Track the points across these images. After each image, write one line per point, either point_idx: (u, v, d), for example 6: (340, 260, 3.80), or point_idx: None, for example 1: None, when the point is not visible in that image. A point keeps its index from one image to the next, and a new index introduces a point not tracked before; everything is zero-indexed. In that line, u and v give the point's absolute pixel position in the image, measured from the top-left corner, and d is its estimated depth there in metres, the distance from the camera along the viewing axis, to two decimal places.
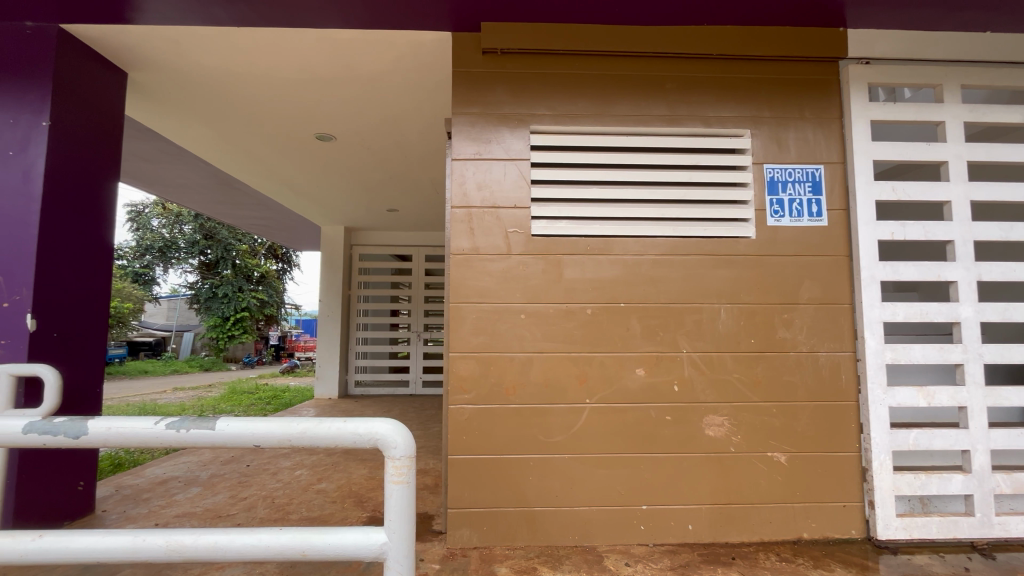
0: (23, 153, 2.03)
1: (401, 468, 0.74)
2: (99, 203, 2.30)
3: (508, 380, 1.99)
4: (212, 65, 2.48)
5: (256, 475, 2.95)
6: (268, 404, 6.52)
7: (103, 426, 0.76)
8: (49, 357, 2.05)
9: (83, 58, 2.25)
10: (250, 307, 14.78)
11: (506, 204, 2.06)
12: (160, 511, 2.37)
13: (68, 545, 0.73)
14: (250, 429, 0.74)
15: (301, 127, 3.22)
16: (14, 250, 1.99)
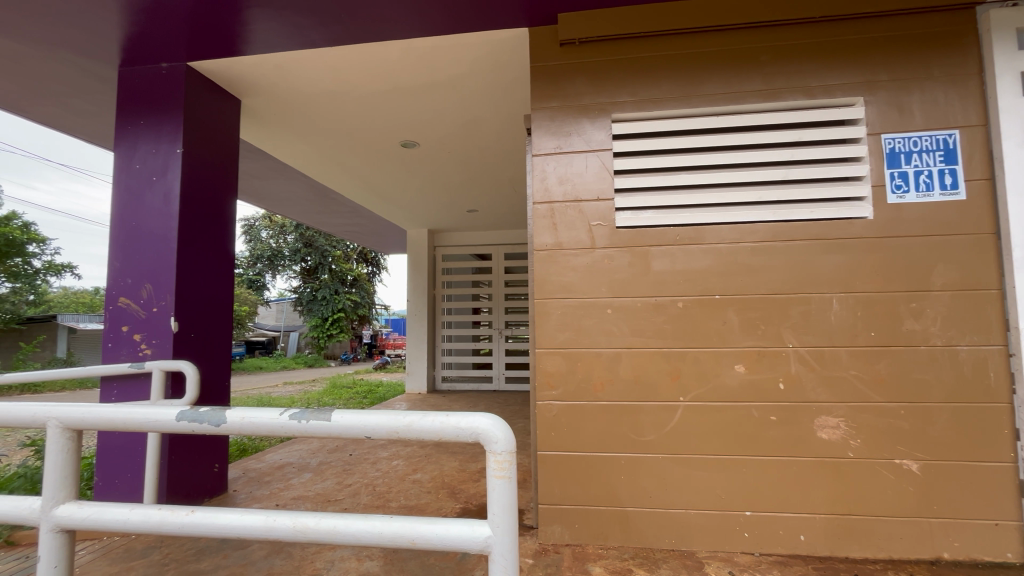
0: (164, 177, 2.34)
1: (503, 462, 0.74)
2: (221, 218, 2.59)
3: (596, 377, 1.95)
4: (309, 86, 2.69)
5: (358, 464, 3.17)
6: (364, 398, 6.99)
7: (237, 417, 0.83)
8: (188, 355, 2.35)
9: (206, 90, 2.54)
10: (344, 308, 16.40)
11: (589, 197, 2.02)
12: (280, 493, 2.62)
13: (217, 520, 0.82)
14: (361, 420, 0.78)
15: (388, 136, 3.40)
16: (160, 262, 2.29)
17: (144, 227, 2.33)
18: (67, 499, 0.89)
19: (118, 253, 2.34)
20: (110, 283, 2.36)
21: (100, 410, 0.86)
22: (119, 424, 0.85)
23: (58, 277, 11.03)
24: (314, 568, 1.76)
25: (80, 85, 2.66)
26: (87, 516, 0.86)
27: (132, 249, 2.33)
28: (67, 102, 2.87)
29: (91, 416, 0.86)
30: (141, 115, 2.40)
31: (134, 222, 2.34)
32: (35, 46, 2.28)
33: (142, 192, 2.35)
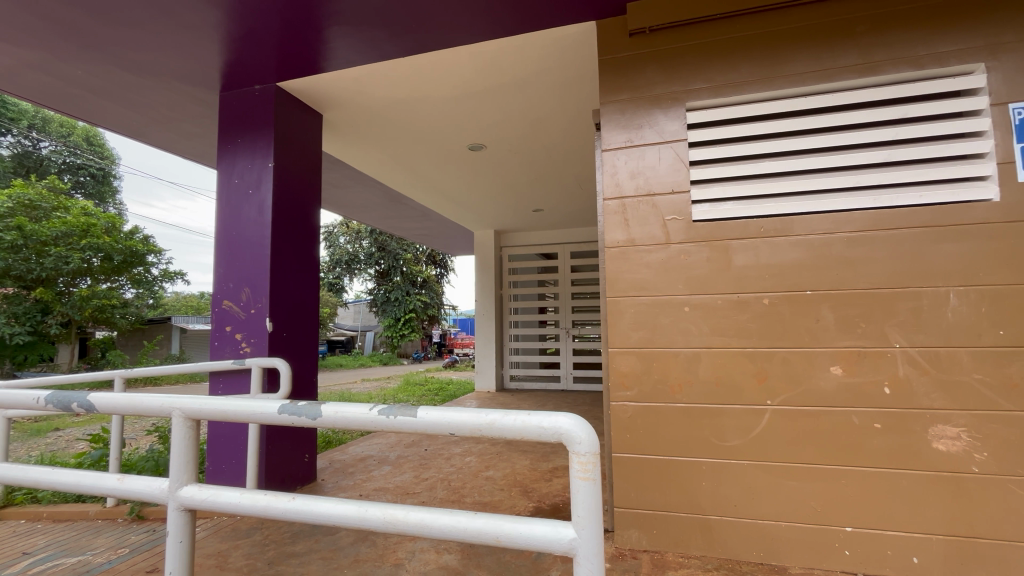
0: (258, 190, 2.55)
1: (587, 464, 0.73)
2: (307, 225, 2.79)
3: (673, 378, 1.87)
4: (383, 96, 2.82)
5: (433, 459, 3.28)
6: (436, 395, 7.24)
7: (331, 412, 0.88)
8: (282, 353, 2.55)
9: (291, 107, 2.74)
10: (415, 308, 17.16)
11: (663, 190, 1.94)
12: (363, 484, 2.78)
13: (314, 508, 0.86)
14: (446, 417, 0.79)
15: (456, 141, 3.48)
16: (256, 267, 2.51)
17: (243, 236, 2.55)
18: (188, 481, 0.98)
19: (221, 260, 2.58)
20: (215, 288, 2.61)
21: (216, 402, 0.94)
22: (230, 416, 0.93)
23: (172, 283, 12.45)
24: (397, 557, 1.84)
25: (189, 111, 2.98)
26: (204, 498, 0.95)
27: (232, 257, 2.56)
28: (179, 126, 3.22)
29: (208, 407, 0.95)
30: (238, 134, 2.64)
31: (234, 232, 2.57)
32: (153, 79, 2.58)
33: (240, 204, 2.58)
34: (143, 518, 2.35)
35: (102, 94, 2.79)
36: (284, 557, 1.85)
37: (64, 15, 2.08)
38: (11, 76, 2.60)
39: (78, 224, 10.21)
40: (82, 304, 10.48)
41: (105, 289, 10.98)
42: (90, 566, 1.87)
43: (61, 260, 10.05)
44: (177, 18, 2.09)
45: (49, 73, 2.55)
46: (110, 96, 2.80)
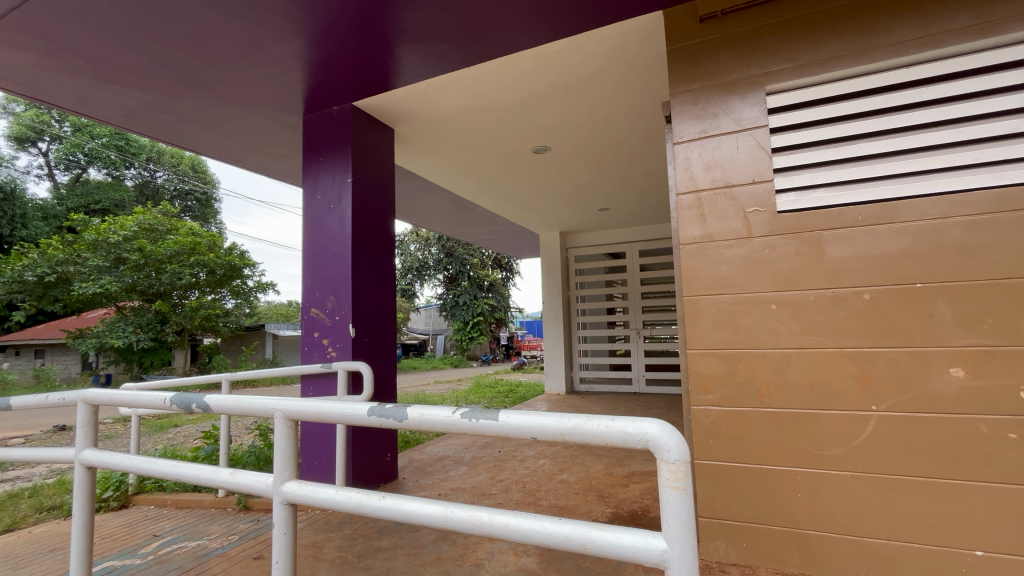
0: (339, 205, 2.72)
1: (677, 473, 0.70)
2: (383, 235, 2.93)
3: (761, 380, 1.74)
4: (450, 106, 2.90)
5: (507, 460, 3.31)
6: (506, 397, 7.33)
7: (418, 414, 0.91)
8: (364, 357, 2.69)
9: (366, 124, 2.90)
10: (483, 311, 17.56)
11: (742, 181, 1.82)
12: (441, 483, 2.86)
13: (403, 506, 0.89)
14: (528, 421, 0.80)
15: (521, 145, 3.51)
16: (339, 277, 2.67)
17: (326, 249, 2.73)
18: (290, 477, 1.05)
19: (308, 271, 2.78)
20: (304, 297, 2.81)
21: (312, 405, 1.01)
22: (325, 418, 0.98)
23: (265, 293, 13.63)
24: (477, 557, 1.87)
25: (277, 135, 3.25)
26: (304, 493, 1.02)
27: (318, 267, 2.75)
28: (269, 150, 3.52)
29: (305, 409, 1.01)
30: (320, 153, 2.83)
31: (319, 244, 2.76)
32: (247, 108, 2.84)
33: (324, 218, 2.76)
34: (248, 508, 2.58)
35: (206, 126, 3.11)
36: (371, 551, 1.95)
37: (174, 57, 2.34)
38: (134, 116, 2.97)
39: (187, 243, 11.47)
40: (192, 314, 11.76)
41: (211, 300, 12.25)
42: (208, 550, 2.08)
43: (175, 276, 11.37)
44: (266, 51, 2.28)
45: (163, 110, 2.89)
46: (213, 127, 3.12)
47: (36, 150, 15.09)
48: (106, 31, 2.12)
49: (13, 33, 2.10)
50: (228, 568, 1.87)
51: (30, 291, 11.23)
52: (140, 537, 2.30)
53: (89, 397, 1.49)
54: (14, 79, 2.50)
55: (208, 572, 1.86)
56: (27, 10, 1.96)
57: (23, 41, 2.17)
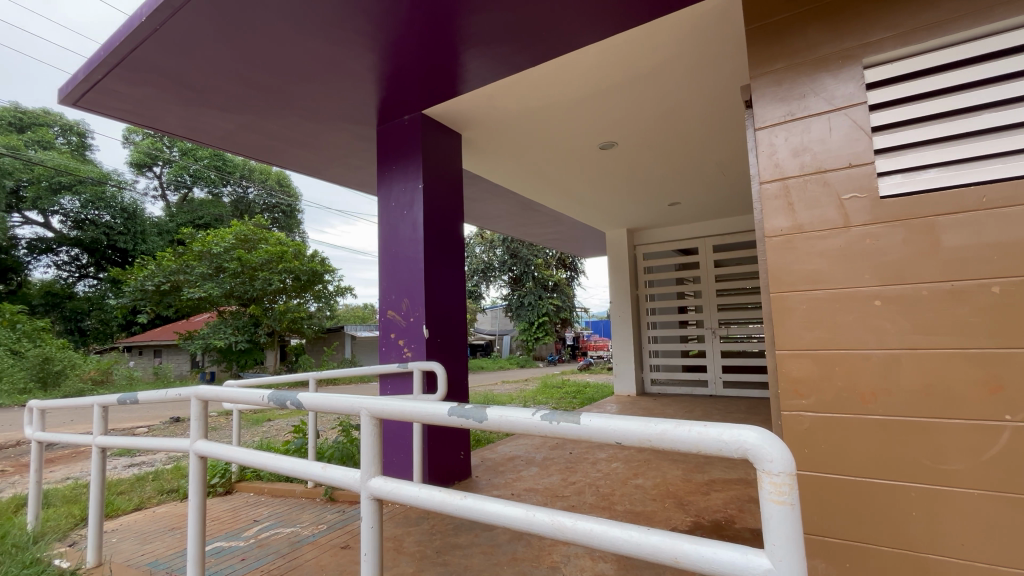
0: (411, 210, 2.82)
1: (781, 486, 0.64)
2: (454, 239, 3.01)
3: (862, 384, 1.51)
4: (513, 106, 2.90)
5: (579, 463, 3.26)
6: (575, 398, 7.26)
7: (499, 415, 0.91)
8: (437, 356, 2.77)
9: (435, 131, 2.99)
10: (548, 312, 17.59)
11: (837, 165, 1.61)
12: (514, 483, 2.88)
13: (484, 507, 0.90)
14: (612, 425, 0.77)
15: (586, 141, 3.44)
16: (412, 280, 2.77)
17: (400, 252, 2.84)
18: (375, 473, 1.09)
19: (385, 274, 2.90)
20: (381, 299, 2.94)
21: (395, 404, 1.04)
22: (408, 416, 1.01)
23: (344, 296, 14.52)
24: (553, 560, 1.86)
25: (354, 147, 3.44)
26: (389, 490, 1.05)
27: (394, 271, 2.87)
28: (347, 161, 3.73)
29: (388, 408, 1.05)
30: (393, 162, 2.95)
31: (393, 248, 2.88)
32: (326, 123, 3.04)
33: (397, 224, 2.88)
34: (335, 499, 2.75)
35: (292, 143, 3.36)
36: (449, 547, 1.99)
37: (263, 81, 2.55)
38: (231, 137, 3.27)
39: (276, 252, 12.47)
40: (281, 317, 12.80)
41: (297, 304, 13.25)
42: (301, 537, 2.23)
43: (267, 282, 12.43)
44: (343, 67, 2.42)
45: (256, 131, 3.16)
46: (297, 143, 3.36)
47: (152, 174, 17.13)
48: (208, 62, 2.35)
49: (135, 71, 2.38)
50: (318, 555, 1.99)
51: (149, 298, 12.76)
52: (244, 521, 2.53)
53: (201, 392, 1.66)
54: (136, 112, 2.84)
55: (301, 558, 1.99)
56: (145, 50, 2.22)
57: (143, 78, 2.45)
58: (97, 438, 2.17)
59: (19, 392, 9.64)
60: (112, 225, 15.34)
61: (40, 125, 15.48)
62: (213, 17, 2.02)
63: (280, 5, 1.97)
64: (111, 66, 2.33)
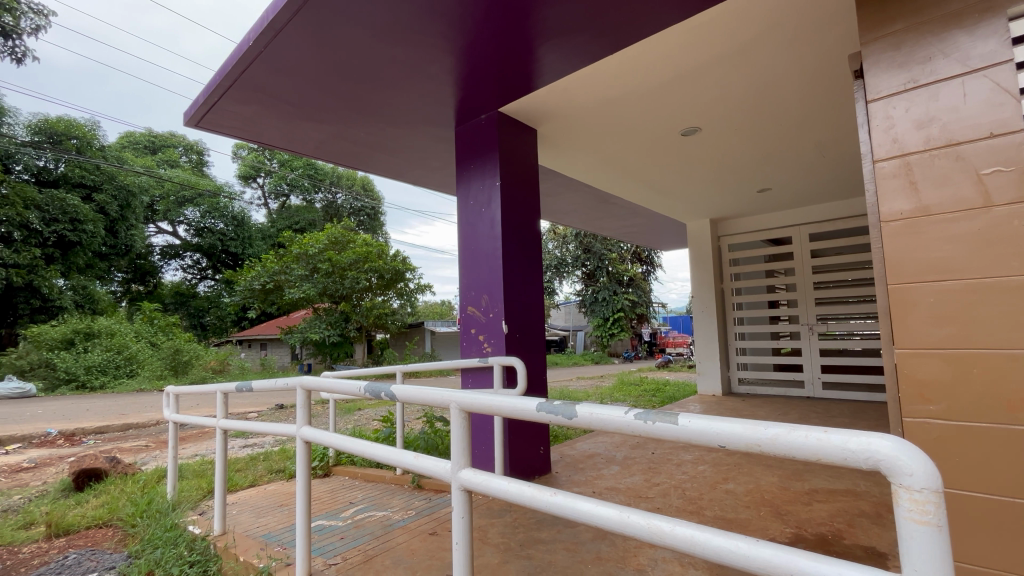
0: (489, 208, 2.87)
1: (923, 504, 0.56)
2: (531, 235, 3.01)
3: (1011, 390, 1.28)
4: (589, 97, 2.84)
5: (662, 463, 3.14)
6: (655, 396, 7.02)
7: (588, 412, 0.89)
8: (516, 352, 2.80)
9: (511, 128, 3.00)
10: (624, 307, 17.20)
11: (974, 136, 1.38)
12: (595, 481, 2.84)
13: (576, 506, 0.89)
14: (714, 427, 0.73)
15: (667, 128, 3.28)
16: (491, 276, 2.82)
17: (479, 250, 2.90)
18: (465, 465, 1.12)
19: (465, 272, 2.98)
20: (461, 296, 3.02)
21: (483, 398, 1.06)
22: (497, 410, 1.02)
23: (423, 294, 15.20)
24: (639, 563, 1.80)
25: (433, 149, 3.57)
26: (479, 482, 1.07)
27: (473, 268, 2.93)
28: (427, 163, 3.88)
29: (477, 402, 1.07)
30: (471, 161, 3.01)
31: (472, 245, 2.94)
32: (409, 127, 3.17)
33: (476, 222, 2.94)
34: (421, 487, 2.88)
35: (378, 148, 3.55)
36: (532, 541, 2.00)
37: (351, 91, 2.71)
38: (324, 146, 3.52)
39: (362, 252, 13.34)
40: (368, 313, 13.71)
41: (382, 302, 14.11)
42: (392, 521, 2.36)
43: (355, 281, 13.36)
44: (424, 72, 2.51)
45: (346, 139, 3.38)
46: (382, 148, 3.55)
47: (255, 185, 18.99)
48: (304, 78, 2.54)
49: (244, 91, 2.64)
50: (409, 540, 2.09)
51: (256, 296, 14.17)
52: (341, 503, 2.73)
53: (305, 383, 1.80)
54: (245, 128, 3.16)
55: (393, 541, 2.10)
56: (252, 71, 2.45)
57: (251, 97, 2.71)
58: (220, 421, 2.45)
59: (157, 378, 11.18)
60: (225, 232, 17.23)
61: (167, 146, 17.73)
62: (310, 35, 2.19)
63: (367, 17, 2.08)
64: (225, 87, 2.59)
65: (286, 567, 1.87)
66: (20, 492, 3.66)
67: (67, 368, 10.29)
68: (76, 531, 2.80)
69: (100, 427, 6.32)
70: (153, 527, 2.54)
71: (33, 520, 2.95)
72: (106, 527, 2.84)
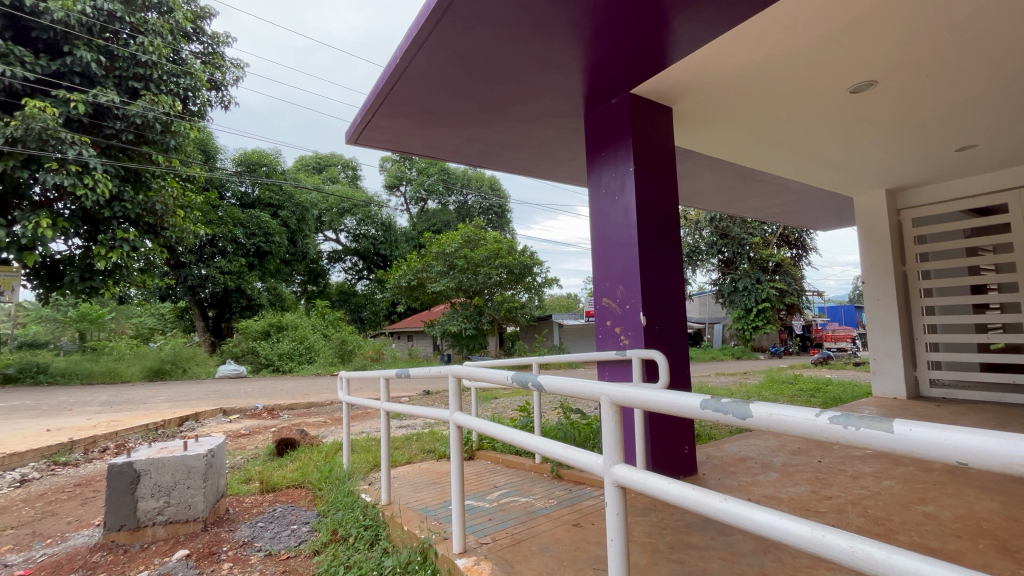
0: (622, 195, 2.75)
1: None
2: (669, 220, 2.83)
3: None
4: (733, 62, 2.55)
5: (834, 474, 2.73)
6: (814, 396, 6.16)
7: (765, 412, 0.80)
8: (656, 345, 2.67)
9: (645, 109, 2.85)
10: (770, 297, 15.48)
11: None
12: (751, 488, 2.57)
13: (755, 517, 0.81)
14: (948, 439, 0.60)
15: (831, 86, 2.83)
16: (626, 265, 2.72)
17: (613, 238, 2.81)
18: (618, 461, 1.08)
19: (598, 263, 2.91)
20: (595, 288, 2.97)
21: (638, 391, 1.01)
22: (653, 405, 0.97)
23: (550, 287, 15.47)
24: None
25: (562, 141, 3.56)
26: (636, 479, 1.02)
27: (607, 258, 2.85)
28: (555, 156, 3.88)
29: (630, 396, 1.03)
30: (601, 148, 2.92)
31: (605, 235, 2.86)
32: (538, 121, 3.20)
33: (609, 210, 2.85)
34: (561, 477, 2.91)
35: (510, 146, 3.66)
36: (682, 545, 1.89)
37: (485, 92, 2.81)
38: (460, 149, 3.73)
39: (493, 249, 14.05)
40: (499, 306, 14.42)
41: (511, 296, 14.69)
42: (535, 508, 2.42)
43: (487, 276, 14.16)
44: (554, 63, 2.49)
45: (480, 140, 3.55)
46: (513, 145, 3.64)
47: (399, 193, 21.11)
48: (441, 86, 2.71)
49: (393, 106, 2.91)
50: (553, 528, 2.12)
51: (403, 293, 15.57)
52: (487, 486, 2.88)
53: (456, 370, 1.92)
54: (394, 141, 3.49)
55: (538, 528, 2.15)
56: (399, 87, 2.68)
57: (399, 111, 2.99)
58: (384, 403, 2.74)
59: (330, 364, 13.16)
60: (376, 237, 19.44)
61: (329, 165, 20.50)
62: (449, 45, 2.32)
63: (501, 18, 2.14)
64: (377, 105, 2.89)
65: (444, 540, 2.03)
66: (242, 453, 4.57)
67: (267, 354, 12.60)
68: (280, 488, 3.40)
69: (291, 403, 7.62)
70: (335, 491, 2.96)
71: (251, 476, 3.66)
72: (300, 487, 3.41)
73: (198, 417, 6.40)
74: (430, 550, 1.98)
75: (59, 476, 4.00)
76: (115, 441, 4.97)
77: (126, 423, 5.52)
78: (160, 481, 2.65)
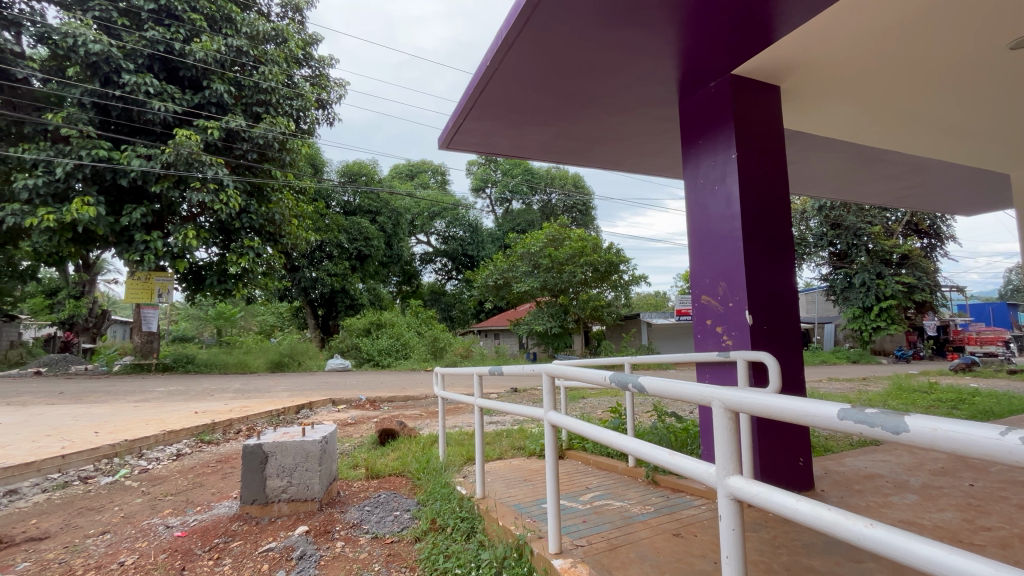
0: (724, 185, 2.56)
1: None
2: (778, 209, 2.58)
3: None
4: (855, 29, 2.27)
5: (992, 502, 2.31)
6: (958, 408, 5.29)
7: (927, 426, 0.69)
8: (764, 346, 2.45)
9: (749, 89, 2.62)
10: (897, 294, 13.50)
11: None
12: (882, 510, 2.26)
13: (912, 549, 0.69)
14: None
15: (983, 44, 2.40)
16: (728, 260, 2.53)
17: (713, 231, 2.63)
18: (734, 472, 0.98)
19: (696, 258, 2.74)
20: (693, 285, 2.79)
21: (757, 396, 0.91)
22: (777, 413, 0.88)
23: (638, 285, 15.00)
24: None
25: (653, 131, 3.40)
26: (757, 493, 0.92)
27: (706, 253, 2.68)
28: (646, 148, 3.72)
29: (747, 402, 0.94)
30: (698, 136, 2.74)
31: (704, 228, 2.69)
32: (628, 112, 3.08)
33: (708, 201, 2.67)
34: (656, 482, 2.79)
35: (599, 140, 3.56)
36: (801, 568, 1.70)
37: (573, 86, 2.76)
38: (548, 147, 3.71)
39: (577, 246, 13.92)
40: (585, 305, 14.24)
41: (597, 294, 14.42)
42: (632, 514, 2.34)
43: (572, 275, 14.02)
44: (647, 49, 2.37)
45: (568, 137, 3.50)
46: (601, 139, 3.55)
47: (485, 195, 21.72)
48: (529, 84, 2.70)
49: (483, 109, 2.97)
50: (652, 537, 2.03)
51: (490, 292, 15.97)
52: (579, 487, 2.84)
53: (550, 370, 1.91)
54: (483, 143, 3.57)
55: (636, 535, 2.07)
56: (489, 89, 2.73)
57: (488, 113, 3.04)
58: (477, 400, 2.81)
59: (424, 360, 13.90)
60: (464, 238, 20.16)
61: (421, 171, 21.64)
62: (538, 43, 2.32)
63: (591, 9, 2.08)
64: (468, 109, 2.97)
65: (539, 539, 2.03)
66: (348, 441, 4.97)
67: (368, 349, 13.62)
68: (383, 475, 3.64)
69: (390, 396, 8.15)
70: (433, 482, 3.10)
71: (358, 463, 3.96)
72: (400, 476, 3.63)
73: (312, 406, 7.07)
74: (526, 547, 1.99)
75: (205, 452, 4.63)
76: (246, 424, 5.64)
77: (254, 409, 6.25)
78: (284, 462, 2.94)
